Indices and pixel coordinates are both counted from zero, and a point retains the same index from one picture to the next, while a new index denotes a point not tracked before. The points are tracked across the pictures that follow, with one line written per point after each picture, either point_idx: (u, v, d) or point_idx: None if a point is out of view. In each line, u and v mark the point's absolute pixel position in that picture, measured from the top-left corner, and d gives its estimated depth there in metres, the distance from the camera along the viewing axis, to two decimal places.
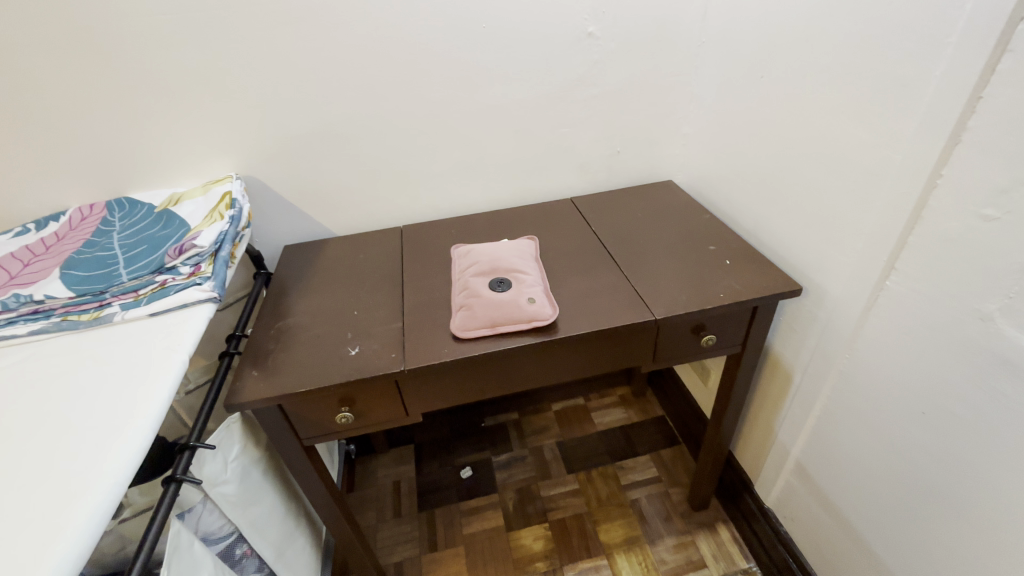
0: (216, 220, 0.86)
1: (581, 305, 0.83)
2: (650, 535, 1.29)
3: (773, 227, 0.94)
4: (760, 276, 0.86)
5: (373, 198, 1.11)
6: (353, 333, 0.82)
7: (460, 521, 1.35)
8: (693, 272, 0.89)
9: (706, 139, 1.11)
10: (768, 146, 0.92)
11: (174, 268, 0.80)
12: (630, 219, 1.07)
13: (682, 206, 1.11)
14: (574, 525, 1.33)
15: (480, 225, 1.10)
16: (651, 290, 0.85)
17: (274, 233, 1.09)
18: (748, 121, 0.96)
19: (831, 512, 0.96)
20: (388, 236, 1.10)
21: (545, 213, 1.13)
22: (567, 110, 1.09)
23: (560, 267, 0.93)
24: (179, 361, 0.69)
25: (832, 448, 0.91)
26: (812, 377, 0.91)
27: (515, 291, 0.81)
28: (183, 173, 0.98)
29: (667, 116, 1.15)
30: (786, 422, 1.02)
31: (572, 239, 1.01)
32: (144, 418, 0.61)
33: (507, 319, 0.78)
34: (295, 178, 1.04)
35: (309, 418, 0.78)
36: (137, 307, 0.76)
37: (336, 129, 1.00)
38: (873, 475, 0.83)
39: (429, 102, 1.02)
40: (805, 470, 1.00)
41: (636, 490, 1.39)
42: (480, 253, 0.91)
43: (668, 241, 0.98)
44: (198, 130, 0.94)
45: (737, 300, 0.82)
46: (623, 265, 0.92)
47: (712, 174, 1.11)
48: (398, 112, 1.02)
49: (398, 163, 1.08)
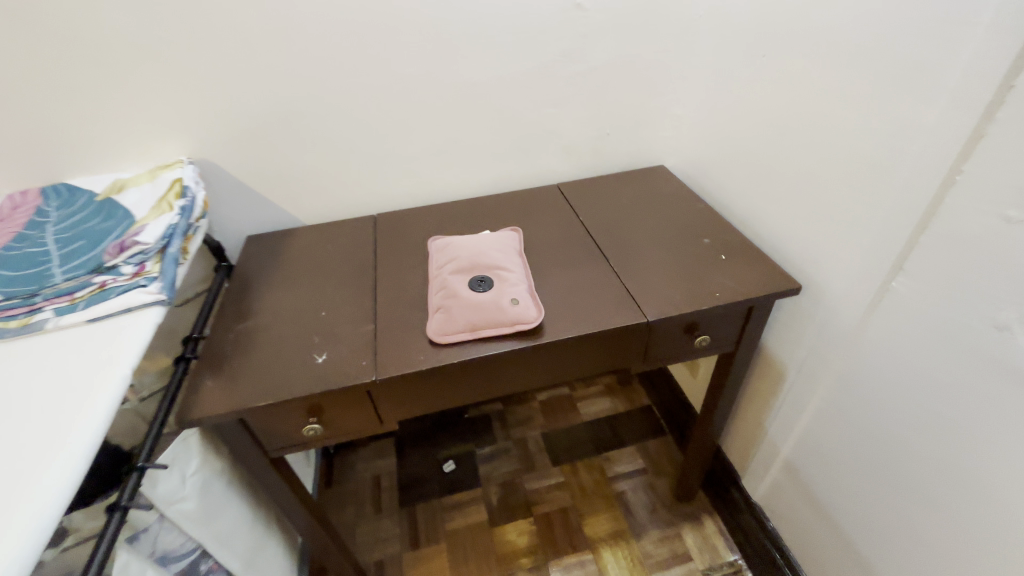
0: (164, 211, 0.77)
1: (568, 304, 0.77)
2: (635, 528, 1.28)
3: (770, 219, 0.89)
4: (758, 273, 0.81)
5: (342, 183, 1.02)
6: (320, 337, 0.75)
7: (442, 517, 1.32)
8: (688, 267, 0.83)
9: (700, 122, 1.04)
10: (768, 131, 0.86)
11: (115, 267, 0.72)
12: (619, 208, 1.00)
13: (674, 192, 1.04)
14: (559, 519, 1.30)
15: (459, 214, 1.03)
16: (643, 288, 0.79)
17: (236, 221, 1.00)
18: (747, 104, 0.90)
19: (818, 511, 0.94)
20: (360, 226, 1.02)
21: (529, 200, 1.06)
22: (552, 88, 1.01)
23: (546, 261, 0.86)
24: (118, 376, 0.61)
25: (823, 448, 0.88)
26: (806, 376, 0.88)
27: (497, 291, 0.74)
28: (127, 156, 0.88)
29: (659, 96, 1.07)
30: (776, 419, 0.99)
31: (559, 230, 0.95)
32: (77, 445, 0.53)
33: (487, 323, 0.71)
34: (256, 162, 0.94)
35: (274, 431, 0.72)
36: (72, 312, 0.67)
37: (299, 107, 0.91)
38: (865, 477, 0.81)
39: (403, 80, 0.93)
40: (794, 468, 0.98)
41: (622, 482, 1.37)
42: (459, 247, 0.83)
43: (659, 232, 0.92)
44: (141, 109, 0.84)
45: (734, 300, 0.76)
46: (612, 258, 0.86)
47: (707, 159, 1.05)
48: (368, 90, 0.93)
49: (369, 146, 0.99)
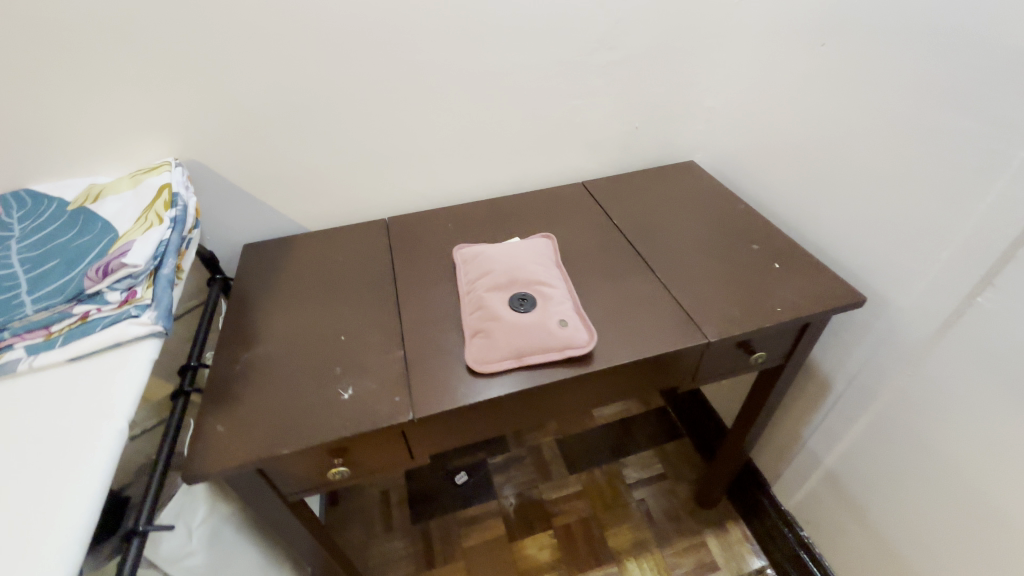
0: (153, 224, 0.66)
1: (618, 323, 0.70)
2: (659, 537, 1.24)
3: (822, 222, 0.83)
4: (817, 284, 0.75)
5: (350, 184, 0.92)
6: (343, 368, 0.66)
7: (458, 533, 1.26)
8: (740, 277, 0.77)
9: (738, 116, 0.97)
10: (825, 128, 0.79)
11: (99, 294, 0.60)
12: (654, 209, 0.93)
13: (710, 191, 0.97)
14: (580, 530, 1.25)
15: (480, 217, 0.94)
16: (697, 304, 0.73)
17: (230, 228, 0.89)
18: (799, 98, 0.83)
19: (862, 525, 0.91)
20: (370, 231, 0.92)
21: (555, 201, 0.97)
22: (582, 78, 0.92)
23: (585, 272, 0.79)
24: (113, 431, 0.51)
25: (875, 464, 0.84)
26: (858, 389, 0.83)
27: (542, 312, 0.67)
28: (102, 156, 0.76)
29: (694, 87, 0.99)
30: (817, 431, 0.95)
31: (594, 235, 0.87)
32: (70, 527, 0.44)
33: (535, 349, 0.64)
34: (254, 162, 0.84)
35: (296, 476, 0.64)
36: (51, 350, 0.57)
37: (304, 100, 0.80)
38: (923, 497, 0.77)
39: (421, 68, 0.83)
40: (836, 481, 0.94)
41: (641, 488, 1.33)
42: (492, 259, 0.75)
43: (702, 238, 0.85)
44: (119, 102, 0.72)
45: (797, 317, 0.71)
46: (657, 269, 0.79)
47: (744, 156, 0.98)
48: (381, 80, 0.82)
49: (381, 143, 0.89)
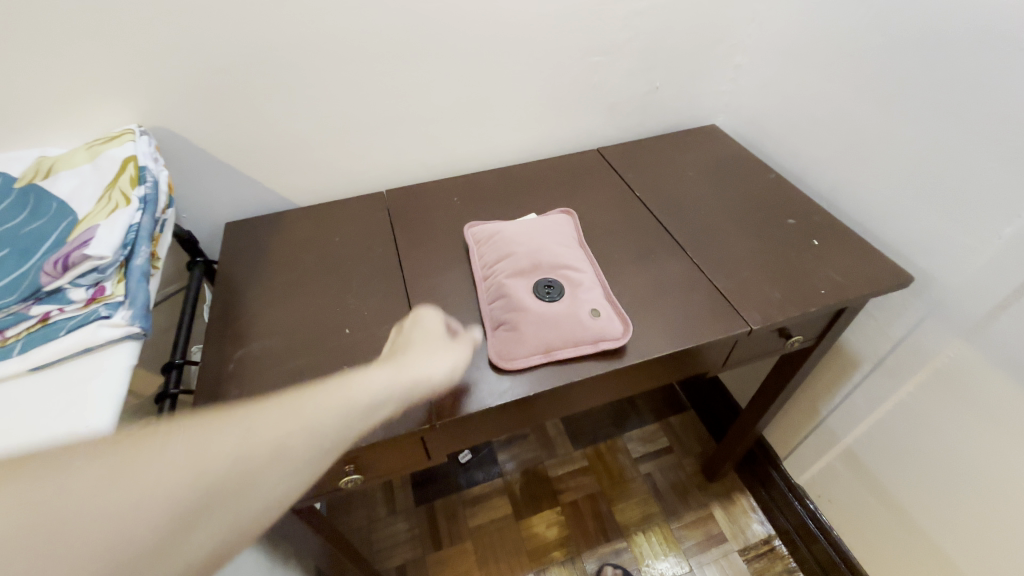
0: (118, 205, 0.57)
1: (651, 309, 0.65)
2: (667, 510, 1.23)
3: (862, 194, 0.77)
4: (860, 262, 0.70)
5: (344, 153, 0.82)
6: (352, 366, 0.60)
7: (465, 513, 1.23)
8: (778, 256, 0.71)
9: (769, 75, 0.89)
10: (873, 89, 0.72)
11: (60, 292, 0.51)
12: (678, 179, 0.86)
13: (735, 159, 0.91)
14: (588, 507, 1.24)
15: (489, 189, 0.86)
16: (735, 286, 0.67)
17: (211, 206, 0.80)
18: (845, 55, 0.75)
19: (882, 501, 0.90)
20: (369, 208, 0.84)
21: (570, 170, 0.89)
22: (602, 32, 0.82)
23: (610, 252, 0.72)
24: (108, 393, 0.48)
25: (903, 442, 0.82)
26: (889, 369, 0.80)
27: (571, 300, 0.61)
28: (51, 123, 0.64)
29: (720, 42, 0.91)
30: (837, 409, 0.92)
31: (616, 209, 0.80)
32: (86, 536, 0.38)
33: (566, 343, 0.58)
34: (235, 129, 0.73)
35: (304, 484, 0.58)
36: (7, 361, 0.49)
37: (289, 56, 0.69)
38: (955, 476, 0.75)
39: (422, 19, 0.72)
40: (856, 458, 0.92)
41: (647, 462, 1.32)
42: (511, 240, 0.68)
43: (733, 211, 0.79)
44: (64, 57, 0.60)
45: (844, 299, 0.65)
46: (689, 248, 0.73)
47: (774, 120, 0.91)
48: (376, 33, 0.71)
49: (379, 106, 0.79)
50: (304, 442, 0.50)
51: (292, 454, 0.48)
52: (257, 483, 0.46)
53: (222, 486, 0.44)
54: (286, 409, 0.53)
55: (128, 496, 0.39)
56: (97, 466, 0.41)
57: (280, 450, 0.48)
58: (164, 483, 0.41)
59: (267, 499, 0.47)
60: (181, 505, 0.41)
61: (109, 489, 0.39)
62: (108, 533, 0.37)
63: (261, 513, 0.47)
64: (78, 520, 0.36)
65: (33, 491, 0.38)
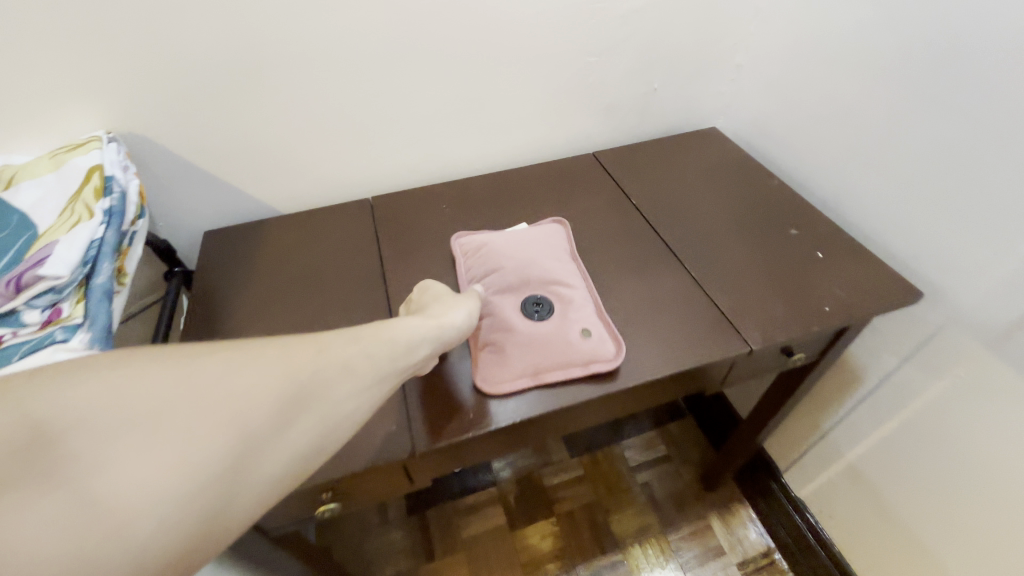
0: (81, 218, 0.54)
1: (647, 327, 0.61)
2: (664, 521, 1.21)
3: (870, 203, 0.74)
4: (867, 276, 0.66)
5: (328, 159, 0.79)
6: None
7: (458, 523, 1.21)
8: (781, 269, 0.67)
9: (773, 77, 0.86)
10: (882, 93, 0.68)
11: (13, 314, 0.49)
12: (677, 185, 0.82)
13: (737, 164, 0.87)
14: (584, 517, 1.21)
15: (479, 196, 0.83)
16: (735, 302, 0.64)
17: (189, 214, 0.76)
18: (853, 56, 0.71)
19: (888, 521, 0.86)
20: (355, 215, 0.80)
21: (564, 175, 0.86)
22: (597, 31, 0.78)
23: (605, 265, 0.69)
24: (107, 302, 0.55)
25: (909, 461, 0.79)
26: (897, 385, 0.77)
27: (560, 320, 0.58)
28: (14, 129, 0.61)
29: (721, 41, 0.87)
30: (841, 423, 0.89)
31: (612, 218, 0.76)
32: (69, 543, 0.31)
33: (554, 364, 0.55)
34: (210, 134, 0.70)
35: (280, 512, 0.55)
36: None
37: (266, 57, 0.66)
38: (964, 499, 0.72)
39: (407, 18, 0.68)
40: (860, 474, 0.89)
41: (645, 471, 1.29)
42: (499, 253, 0.66)
43: (734, 220, 0.75)
44: (25, 60, 0.57)
45: (850, 316, 0.62)
46: (687, 260, 0.69)
47: (777, 123, 0.87)
48: (357, 33, 0.68)
49: (363, 110, 0.75)
50: (371, 369, 0.39)
51: (361, 377, 0.38)
52: (327, 386, 0.36)
53: (277, 422, 0.31)
54: (338, 329, 0.40)
55: (179, 403, 0.28)
56: (152, 368, 0.28)
57: (349, 366, 0.38)
58: (276, 381, 0.32)
59: (346, 402, 0.37)
60: (238, 446, 0.29)
61: (202, 394, 0.29)
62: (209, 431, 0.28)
63: (345, 422, 0.36)
64: (109, 436, 0.25)
65: (118, 373, 0.27)
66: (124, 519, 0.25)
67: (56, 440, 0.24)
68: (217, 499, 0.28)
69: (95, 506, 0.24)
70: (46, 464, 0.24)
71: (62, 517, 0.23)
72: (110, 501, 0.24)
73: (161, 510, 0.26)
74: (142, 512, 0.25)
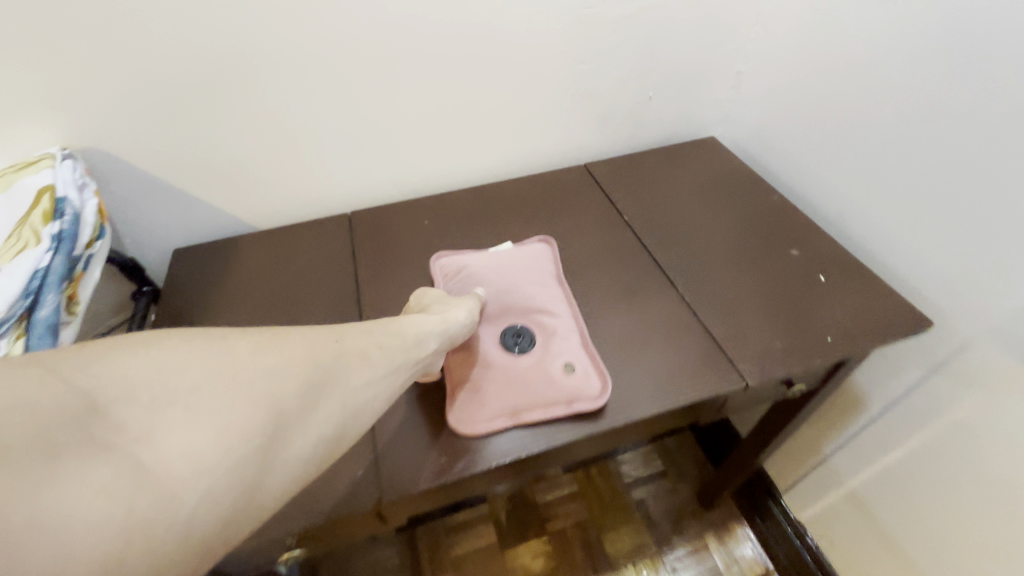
0: (26, 245, 0.51)
1: (636, 360, 0.57)
2: (659, 541, 1.17)
3: (876, 221, 0.70)
4: (872, 303, 0.62)
5: (304, 173, 0.75)
6: None
7: (447, 542, 1.17)
8: (779, 295, 0.63)
9: (775, 85, 0.81)
10: (891, 106, 0.64)
11: None
12: (672, 201, 0.78)
13: (735, 177, 0.83)
14: (577, 536, 1.18)
15: (464, 210, 0.79)
16: (730, 331, 0.60)
17: (158, 231, 0.73)
18: (860, 65, 0.66)
19: (891, 553, 0.82)
20: (333, 232, 0.77)
21: (554, 188, 0.82)
22: (589, 37, 0.74)
23: (593, 289, 0.65)
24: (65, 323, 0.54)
25: (914, 494, 0.75)
26: (902, 414, 0.73)
27: (542, 354, 0.57)
28: None
29: (721, 47, 0.82)
30: (844, 449, 0.85)
31: (602, 236, 0.72)
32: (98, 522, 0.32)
33: (534, 401, 0.53)
34: (177, 149, 0.66)
35: (241, 558, 0.52)
36: None
37: (233, 68, 0.62)
38: (971, 538, 0.68)
39: (384, 26, 0.64)
40: (862, 503, 0.85)
41: (641, 488, 1.24)
42: (482, 280, 0.65)
43: (731, 239, 0.71)
44: None
45: (853, 348, 0.58)
46: (680, 284, 0.65)
47: (778, 134, 0.83)
48: (332, 42, 0.64)
49: (340, 122, 0.71)
50: (378, 362, 0.45)
51: (377, 366, 0.44)
52: (338, 376, 0.41)
53: (296, 408, 0.36)
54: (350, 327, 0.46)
55: (217, 385, 0.32)
56: (197, 355, 0.33)
57: (367, 355, 0.45)
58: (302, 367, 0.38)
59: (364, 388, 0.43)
60: (264, 426, 0.34)
61: (239, 375, 0.34)
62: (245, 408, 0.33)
63: (355, 410, 0.41)
64: (157, 415, 0.29)
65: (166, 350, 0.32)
66: (176, 484, 0.29)
67: (110, 416, 0.28)
68: (248, 475, 0.32)
69: (146, 469, 0.28)
70: (101, 431, 0.27)
71: (118, 485, 0.26)
72: (158, 472, 0.28)
73: (206, 470, 0.30)
74: (187, 481, 0.29)
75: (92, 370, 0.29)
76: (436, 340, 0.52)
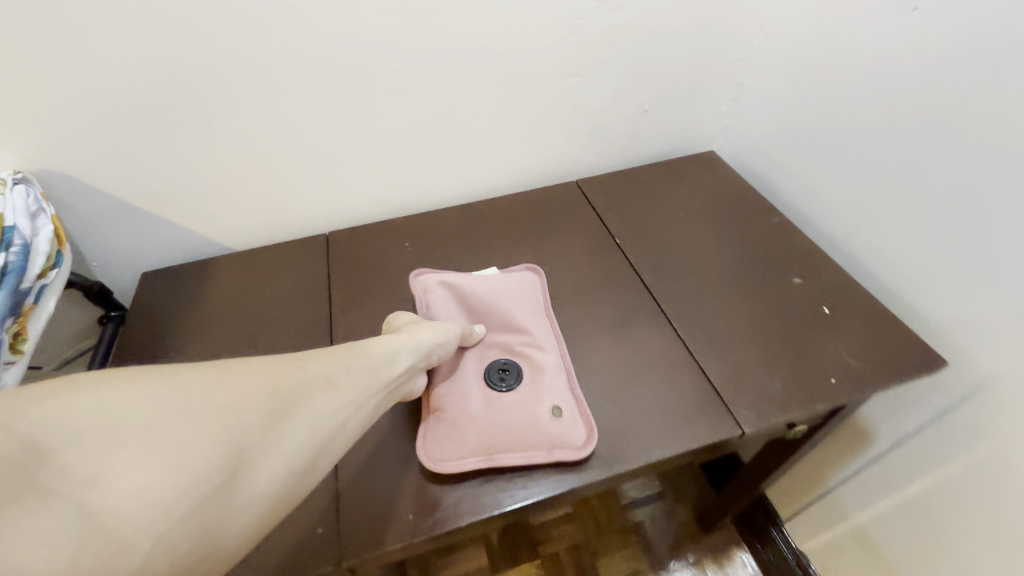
0: None
1: (624, 402, 0.54)
2: (656, 566, 1.13)
3: (885, 248, 0.65)
4: (879, 339, 0.58)
5: (280, 193, 0.71)
6: None
7: (436, 564, 1.14)
8: (779, 330, 0.59)
9: (778, 98, 0.77)
10: (902, 126, 0.59)
11: None
12: (668, 222, 0.74)
13: (735, 195, 0.78)
14: (570, 560, 1.14)
15: (448, 231, 0.75)
16: (726, 370, 0.56)
17: (126, 253, 0.70)
18: (869, 81, 0.62)
19: None
20: (310, 255, 0.73)
21: (543, 207, 0.78)
22: (580, 50, 0.70)
23: (580, 320, 0.61)
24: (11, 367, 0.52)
25: (921, 537, 0.70)
26: (911, 452, 0.68)
27: (529, 394, 0.53)
28: None
29: (721, 58, 0.78)
30: (850, 483, 0.81)
31: (592, 261, 0.69)
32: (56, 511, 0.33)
33: (517, 447, 0.49)
34: (142, 171, 0.62)
35: None
36: None
37: (199, 87, 0.58)
38: None
39: (360, 41, 0.60)
40: (867, 541, 0.80)
41: (638, 510, 1.20)
42: (468, 310, 0.61)
43: (729, 265, 0.67)
44: None
45: (858, 391, 0.54)
46: (674, 316, 0.61)
47: (782, 150, 0.78)
48: (305, 59, 0.60)
49: (316, 141, 0.67)
50: (354, 384, 0.42)
51: (341, 390, 0.41)
52: (309, 400, 0.39)
53: (259, 441, 0.34)
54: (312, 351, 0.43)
55: (165, 428, 0.30)
56: (143, 394, 0.31)
57: (332, 380, 0.41)
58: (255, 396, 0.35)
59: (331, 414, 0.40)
60: (223, 466, 0.32)
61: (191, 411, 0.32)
62: (195, 447, 0.31)
63: (326, 439, 0.39)
64: (105, 462, 0.28)
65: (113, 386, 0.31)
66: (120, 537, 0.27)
67: (54, 461, 0.27)
68: (206, 519, 0.30)
69: (92, 518, 0.26)
70: (34, 483, 0.26)
71: (61, 539, 0.25)
72: (107, 521, 0.27)
73: (157, 516, 0.28)
74: (137, 531, 0.27)
75: (33, 416, 0.27)
76: (409, 357, 0.49)
